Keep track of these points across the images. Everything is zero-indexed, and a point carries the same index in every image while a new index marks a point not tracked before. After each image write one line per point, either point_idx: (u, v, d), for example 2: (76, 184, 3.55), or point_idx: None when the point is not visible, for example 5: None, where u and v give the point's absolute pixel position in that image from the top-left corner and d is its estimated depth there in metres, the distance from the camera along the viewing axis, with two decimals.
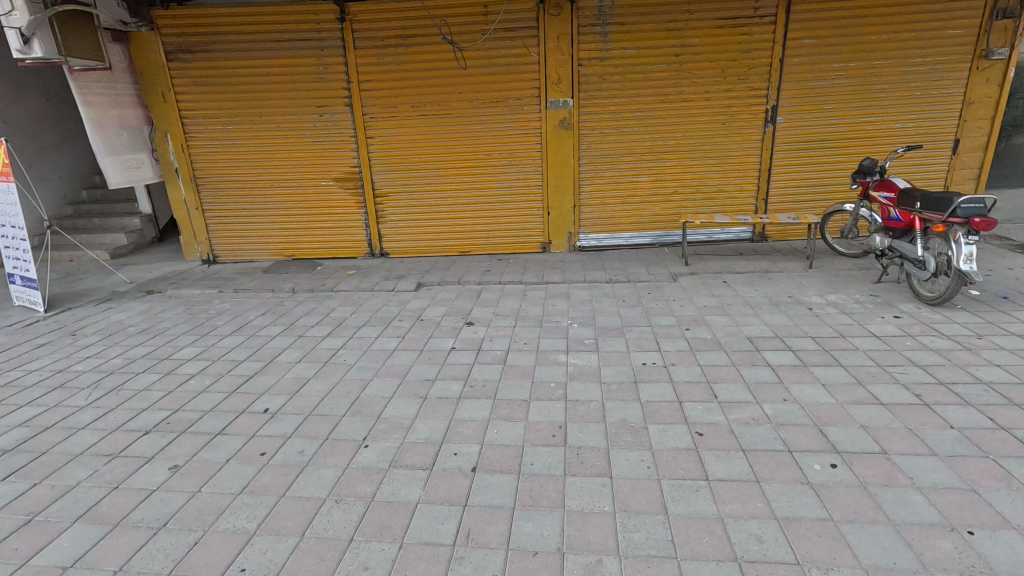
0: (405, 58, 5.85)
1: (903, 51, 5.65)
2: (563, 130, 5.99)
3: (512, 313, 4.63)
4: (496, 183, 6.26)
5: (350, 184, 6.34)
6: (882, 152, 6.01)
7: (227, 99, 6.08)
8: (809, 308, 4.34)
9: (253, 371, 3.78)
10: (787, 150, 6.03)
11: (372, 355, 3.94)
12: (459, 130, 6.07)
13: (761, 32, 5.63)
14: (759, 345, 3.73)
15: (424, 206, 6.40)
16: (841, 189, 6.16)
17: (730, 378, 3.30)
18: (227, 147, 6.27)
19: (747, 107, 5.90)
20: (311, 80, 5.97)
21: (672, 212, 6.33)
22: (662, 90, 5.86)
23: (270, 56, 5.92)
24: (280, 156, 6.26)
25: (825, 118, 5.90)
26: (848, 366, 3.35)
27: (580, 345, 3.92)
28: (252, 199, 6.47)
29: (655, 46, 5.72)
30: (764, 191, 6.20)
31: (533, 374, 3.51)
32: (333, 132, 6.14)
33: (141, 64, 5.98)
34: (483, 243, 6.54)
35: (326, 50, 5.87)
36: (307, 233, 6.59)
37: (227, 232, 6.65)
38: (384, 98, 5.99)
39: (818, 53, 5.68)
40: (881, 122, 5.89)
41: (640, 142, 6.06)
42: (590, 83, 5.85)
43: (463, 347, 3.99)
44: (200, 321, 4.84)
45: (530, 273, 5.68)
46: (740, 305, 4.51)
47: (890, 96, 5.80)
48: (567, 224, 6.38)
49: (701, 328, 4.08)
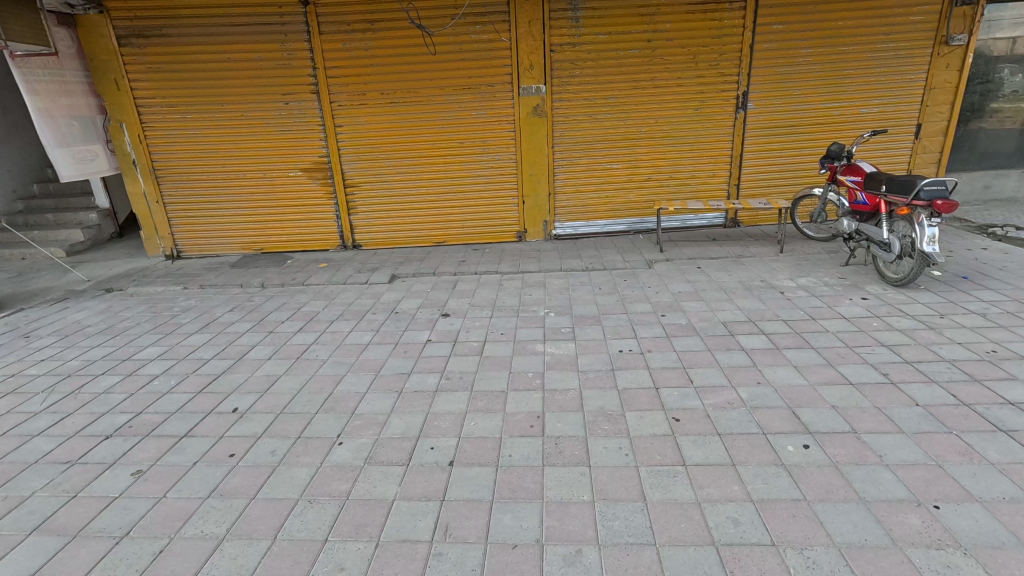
0: (372, 44, 5.68)
1: (868, 37, 5.74)
2: (536, 117, 5.93)
3: (488, 304, 4.58)
4: (470, 171, 6.17)
5: (320, 174, 6.16)
6: (849, 137, 6.12)
7: (185, 86, 5.81)
8: (780, 291, 4.41)
9: (221, 370, 3.65)
10: (758, 136, 6.09)
11: (345, 350, 3.85)
12: (431, 118, 5.94)
13: (731, 17, 5.65)
14: (733, 330, 3.77)
15: (396, 196, 6.27)
16: (810, 174, 6.27)
17: (705, 363, 3.33)
18: (187, 137, 6.00)
19: (719, 93, 5.92)
20: (274, 66, 5.75)
21: (646, 199, 6.35)
22: (634, 76, 5.84)
23: (230, 41, 5.67)
24: (244, 146, 6.03)
25: (794, 104, 5.98)
26: (819, 348, 3.42)
27: (557, 334, 3.90)
28: (216, 191, 6.23)
29: (627, 32, 5.68)
30: (736, 177, 6.26)
31: (510, 365, 3.48)
32: (299, 121, 5.94)
33: (91, 49, 5.66)
34: (458, 233, 6.45)
35: (289, 35, 5.65)
36: (276, 225, 6.39)
37: (191, 226, 6.39)
38: (352, 86, 5.82)
39: (786, 39, 5.73)
40: (847, 107, 6.00)
41: (614, 129, 6.03)
42: (563, 69, 5.78)
43: (438, 339, 3.93)
44: (164, 320, 4.65)
45: (506, 263, 5.63)
46: (714, 290, 4.55)
47: (856, 82, 5.90)
48: (542, 212, 6.34)
49: (676, 314, 4.11)
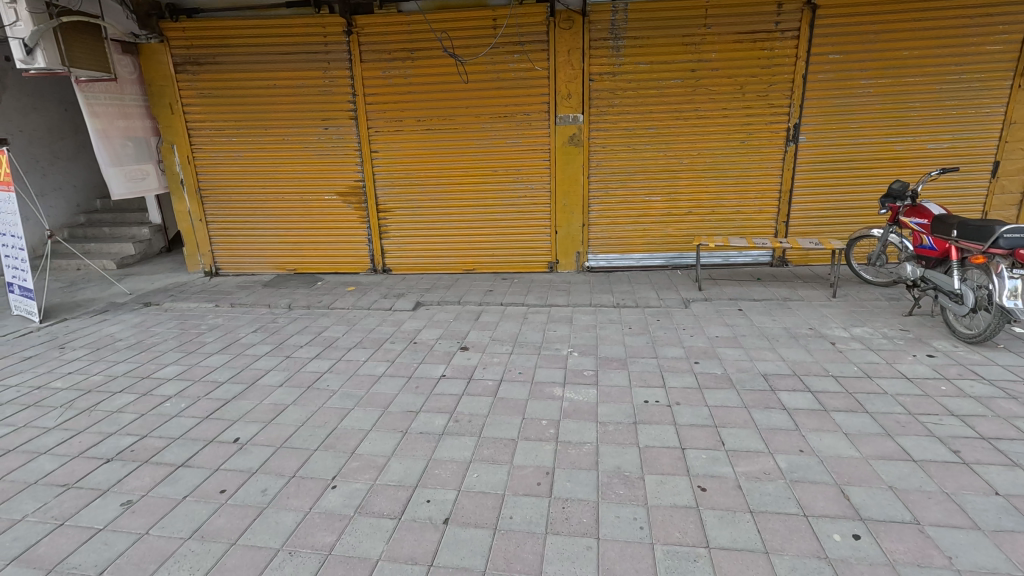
0: (411, 72, 5.73)
1: (936, 68, 5.31)
2: (572, 146, 5.78)
3: (510, 338, 4.38)
4: (502, 200, 6.06)
5: (354, 198, 6.21)
6: (913, 174, 5.63)
7: (233, 110, 6.03)
8: (831, 342, 3.99)
9: (232, 395, 3.58)
10: (811, 170, 5.70)
11: (357, 381, 3.73)
12: (465, 145, 5.90)
13: (783, 47, 5.36)
14: (774, 384, 3.40)
15: (428, 222, 6.23)
16: (868, 213, 5.79)
17: (740, 423, 2.97)
18: (232, 159, 6.21)
19: (767, 125, 5.60)
20: (316, 93, 5.89)
21: (686, 234, 6.03)
22: (676, 107, 5.61)
23: (276, 68, 5.86)
24: (284, 169, 6.18)
25: (851, 137, 5.57)
26: (875, 413, 3.01)
27: (579, 377, 3.63)
28: (255, 212, 6.38)
29: (669, 61, 5.49)
30: (785, 213, 5.86)
31: (524, 410, 3.23)
32: (337, 146, 6.04)
33: (150, 75, 5.99)
34: (488, 261, 6.32)
35: (332, 63, 5.78)
36: (310, 247, 6.47)
37: (230, 245, 6.56)
38: (390, 112, 5.87)
39: (843, 69, 5.38)
40: (912, 142, 5.53)
41: (653, 160, 5.80)
42: (601, 98, 5.63)
43: (452, 376, 3.74)
44: (189, 338, 4.69)
45: (534, 295, 5.43)
46: (755, 336, 4.18)
47: (922, 115, 5.44)
48: (575, 243, 6.13)
49: (711, 362, 3.76)
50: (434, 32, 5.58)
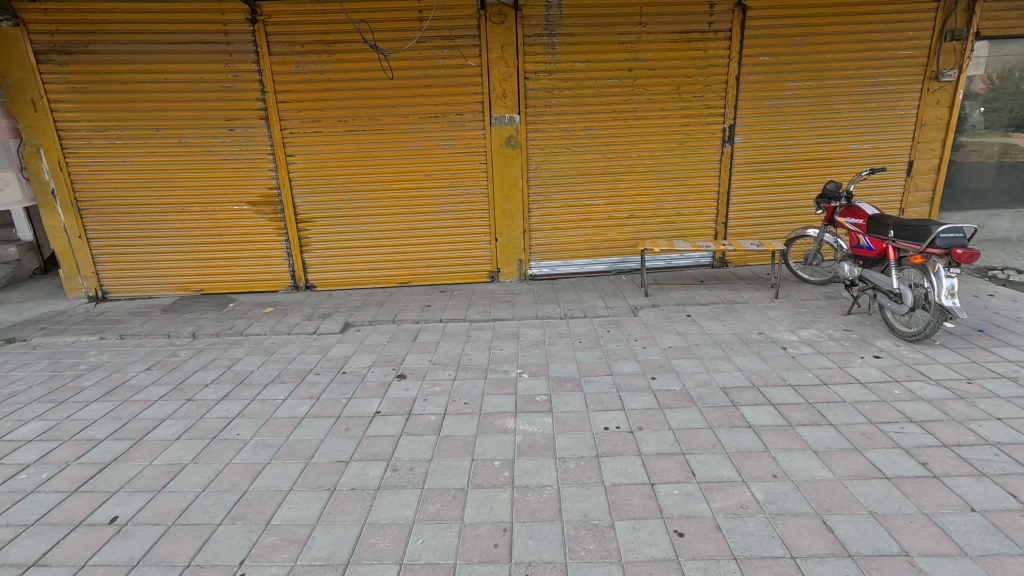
0: (329, 66, 5.16)
1: (856, 71, 5.48)
2: (510, 148, 5.45)
3: (452, 361, 3.96)
4: (437, 207, 5.62)
5: (268, 208, 5.54)
6: (839, 174, 5.80)
7: (115, 108, 5.17)
8: (782, 347, 3.92)
9: (114, 456, 2.91)
10: (746, 172, 5.72)
11: (275, 426, 3.16)
12: (394, 147, 5.41)
13: (716, 47, 5.32)
14: (735, 399, 3.23)
15: (355, 233, 5.66)
16: (800, 212, 5.90)
17: (708, 448, 2.75)
18: (116, 166, 5.32)
19: (704, 126, 5.55)
20: (217, 89, 5.17)
21: (628, 237, 5.88)
22: (615, 107, 5.43)
23: (167, 59, 5.08)
24: (182, 176, 5.38)
25: (783, 139, 5.64)
26: (839, 425, 2.89)
27: (531, 405, 3.28)
28: (149, 225, 5.52)
29: (606, 60, 5.29)
30: (723, 215, 5.86)
31: (473, 450, 2.84)
32: (246, 149, 5.34)
33: (4, 65, 4.99)
34: (424, 273, 5.86)
35: (235, 55, 5.09)
36: (218, 264, 5.71)
37: (120, 265, 5.65)
38: (306, 112, 5.26)
39: (773, 71, 5.42)
40: (837, 143, 5.69)
41: (593, 163, 5.59)
42: (538, 98, 5.34)
43: (389, 413, 3.27)
44: (61, 382, 3.86)
45: (476, 308, 5.04)
46: (708, 345, 4.03)
47: (846, 117, 5.61)
48: (517, 251, 5.81)
49: (668, 377, 3.55)
50: (352, 23, 5.04)
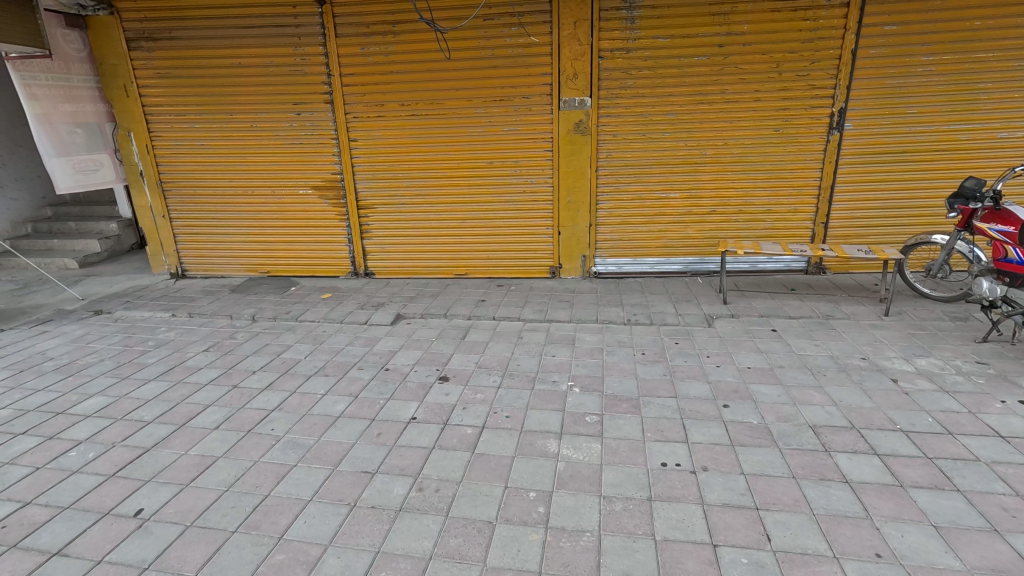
0: (393, 48, 4.98)
1: (1013, 41, 4.45)
2: (578, 134, 5.01)
3: (499, 366, 3.67)
4: (498, 196, 5.33)
5: (331, 193, 5.52)
6: (979, 169, 4.79)
7: (194, 93, 5.34)
8: (892, 379, 3.24)
9: (155, 441, 2.93)
10: (856, 163, 4.89)
11: (309, 424, 3.05)
12: (456, 133, 5.16)
13: (829, 16, 4.52)
14: (828, 442, 2.67)
15: (414, 221, 5.52)
16: (924, 213, 4.97)
17: (789, 504, 2.26)
18: (194, 149, 5.53)
19: (807, 111, 4.79)
20: (286, 72, 5.17)
21: (708, 236, 5.26)
22: (700, 89, 4.82)
23: (241, 44, 5.14)
24: (253, 160, 5.49)
25: (907, 125, 4.74)
26: (969, 493, 2.27)
27: (579, 425, 2.92)
28: (223, 207, 5.71)
29: (693, 35, 4.68)
30: (824, 213, 5.07)
31: (508, 475, 2.55)
32: (311, 134, 5.33)
33: (101, 53, 5.30)
34: (482, 265, 5.61)
35: (303, 38, 5.05)
36: (284, 248, 5.81)
37: (197, 244, 5.91)
38: (370, 96, 5.14)
39: (900, 43, 4.54)
40: (979, 130, 4.69)
41: (671, 151, 5.02)
42: (612, 79, 4.86)
43: (424, 420, 3.04)
44: (128, 358, 4.03)
45: (532, 307, 4.71)
46: (796, 369, 3.43)
47: (994, 98, 4.60)
48: (581, 246, 5.39)
49: (743, 406, 3.03)
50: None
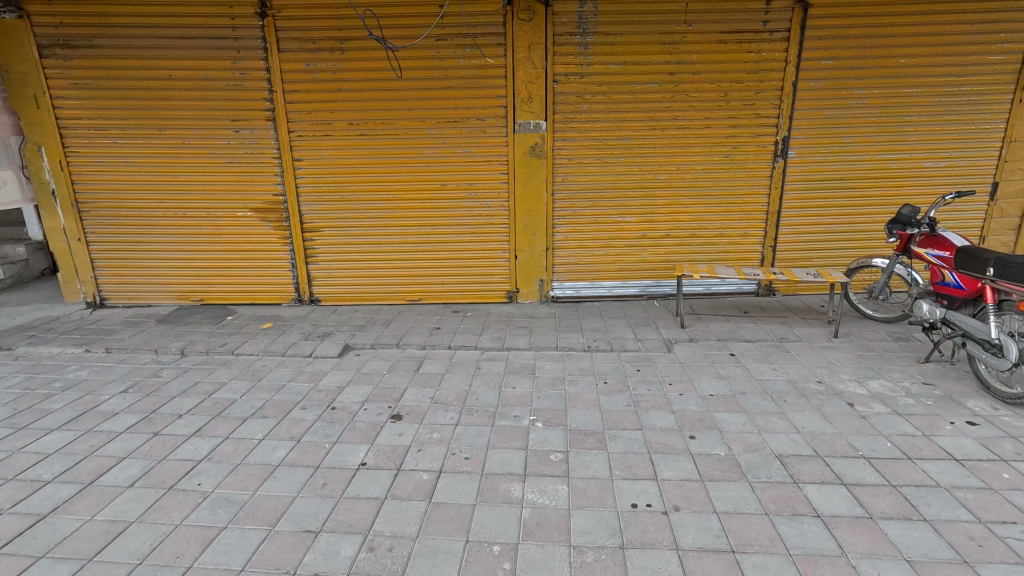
0: (341, 65, 4.77)
1: (935, 79, 4.78)
2: (534, 157, 4.94)
3: (457, 400, 3.45)
4: (453, 220, 5.16)
5: (273, 215, 5.17)
6: (909, 196, 5.08)
7: (118, 106, 4.89)
8: (849, 403, 3.27)
9: (54, 506, 2.50)
10: (800, 190, 5.07)
11: (243, 476, 2.71)
12: (408, 154, 4.97)
13: (772, 49, 4.71)
14: (795, 473, 2.63)
15: (364, 245, 5.24)
16: (862, 237, 5.20)
17: (766, 545, 2.16)
18: (118, 167, 5.04)
19: (754, 138, 4.94)
20: (223, 87, 4.83)
21: (663, 259, 5.29)
22: (653, 115, 4.88)
23: (173, 55, 4.77)
24: (185, 179, 5.06)
25: (844, 154, 4.97)
26: (936, 522, 2.26)
27: (544, 465, 2.75)
28: (150, 230, 5.22)
29: (645, 62, 4.75)
30: (772, 237, 5.21)
31: (469, 526, 2.33)
32: (251, 152, 4.99)
33: (7, 59, 4.77)
34: (436, 291, 5.39)
35: (242, 51, 4.75)
36: (219, 274, 5.37)
37: (119, 270, 5.36)
38: (316, 114, 4.88)
39: (836, 77, 4.78)
40: (908, 160, 4.98)
41: (625, 175, 5.04)
42: (567, 103, 4.84)
43: (375, 465, 2.78)
44: (28, 404, 3.51)
45: (490, 334, 4.53)
46: (757, 395, 3.41)
47: (920, 130, 4.91)
48: (538, 270, 5.28)
49: (710, 436, 2.96)
50: (356, 11, 4.60)
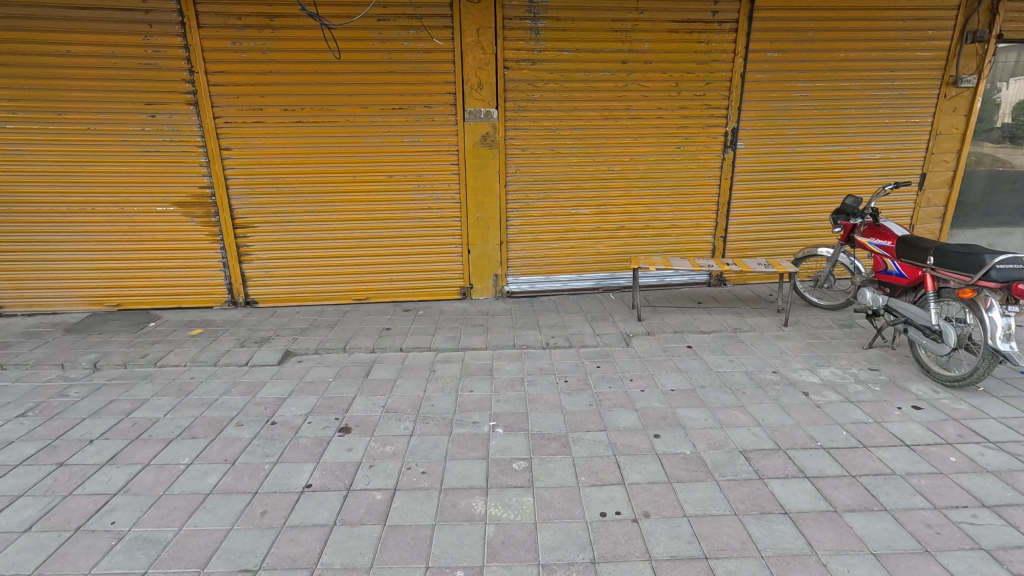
0: (271, 45, 4.35)
1: (870, 73, 4.95)
2: (486, 147, 4.73)
3: (411, 409, 3.22)
4: (401, 213, 4.87)
5: (199, 210, 4.69)
6: (848, 187, 5.27)
7: (4, 86, 4.25)
8: (803, 392, 3.31)
9: None
10: (749, 181, 5.14)
11: (166, 510, 2.38)
12: (350, 143, 4.63)
13: (720, 40, 4.71)
14: (760, 468, 2.60)
15: (304, 241, 4.86)
16: (805, 226, 5.36)
17: (738, 549, 2.10)
18: (8, 156, 4.40)
19: (704, 129, 4.95)
20: (133, 66, 4.30)
21: (618, 251, 5.23)
22: (606, 105, 4.78)
23: (70, 28, 4.18)
24: (92, 169, 4.49)
25: (789, 145, 5.08)
26: (896, 512, 2.28)
27: (507, 476, 2.59)
28: (51, 227, 4.61)
29: (598, 50, 4.63)
30: (723, 228, 5.27)
31: (429, 551, 2.13)
32: (170, 140, 4.49)
33: None
34: (385, 288, 5.09)
35: (155, 26, 4.24)
36: (138, 275, 4.83)
37: (15, 274, 4.71)
38: (245, 98, 4.44)
39: (781, 70, 4.85)
40: (847, 151, 5.16)
41: (579, 167, 4.93)
42: (518, 90, 4.65)
43: (322, 487, 2.52)
44: None
45: (444, 334, 4.31)
46: (717, 389, 3.40)
47: (857, 123, 5.08)
48: (492, 265, 5.10)
49: (674, 435, 2.90)
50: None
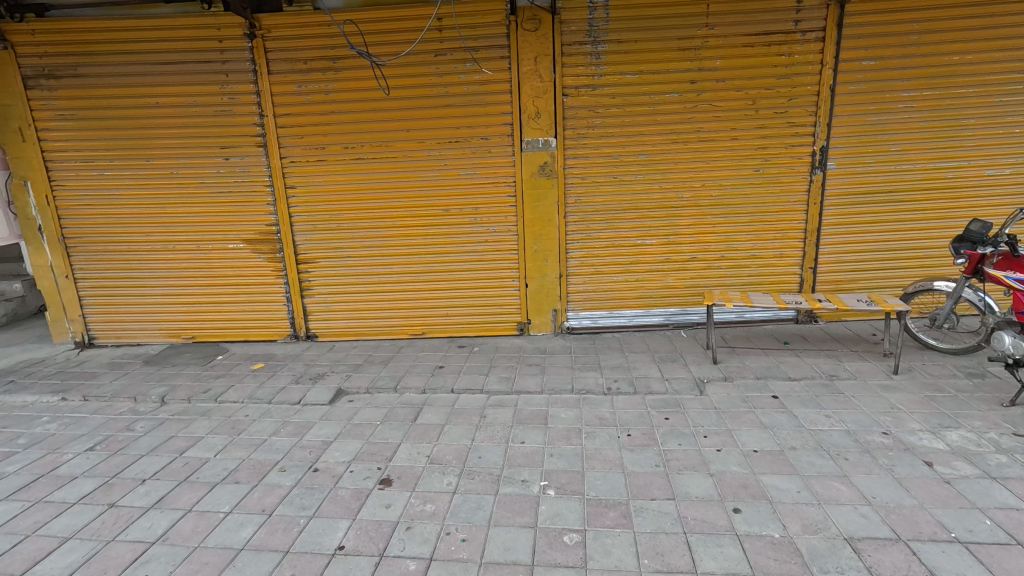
0: (334, 86, 4.46)
1: (993, 77, 4.25)
2: (544, 177, 4.53)
3: (456, 460, 2.98)
4: (457, 246, 4.76)
5: (266, 246, 4.84)
6: (968, 209, 4.51)
7: (103, 137, 4.66)
8: (926, 463, 2.70)
9: None
10: (842, 204, 4.54)
11: (197, 566, 2.27)
12: (408, 178, 4.61)
13: (804, 51, 4.24)
14: (874, 565, 2.07)
15: (362, 275, 4.87)
16: (914, 255, 4.63)
17: None
18: (104, 199, 4.79)
19: (787, 149, 4.44)
20: (211, 113, 4.56)
21: (689, 284, 4.78)
22: (674, 128, 4.43)
23: (159, 81, 4.52)
24: (173, 210, 4.78)
25: (892, 163, 4.44)
26: None
27: (557, 552, 2.25)
28: (138, 265, 4.94)
29: (664, 71, 4.33)
30: (812, 258, 4.68)
31: None
32: (242, 181, 4.69)
33: None
34: (440, 323, 4.97)
35: (230, 75, 4.48)
36: (211, 309, 5.05)
37: (107, 308, 5.09)
38: (309, 138, 4.57)
39: (879, 79, 4.28)
40: (965, 168, 4.43)
41: (645, 194, 4.58)
42: (578, 117, 4.43)
43: (354, 550, 2.32)
44: None
45: (497, 374, 4.07)
46: (811, 452, 2.86)
47: (977, 135, 4.36)
48: (551, 299, 4.83)
49: (759, 510, 2.43)
50: (339, 26, 4.28)
